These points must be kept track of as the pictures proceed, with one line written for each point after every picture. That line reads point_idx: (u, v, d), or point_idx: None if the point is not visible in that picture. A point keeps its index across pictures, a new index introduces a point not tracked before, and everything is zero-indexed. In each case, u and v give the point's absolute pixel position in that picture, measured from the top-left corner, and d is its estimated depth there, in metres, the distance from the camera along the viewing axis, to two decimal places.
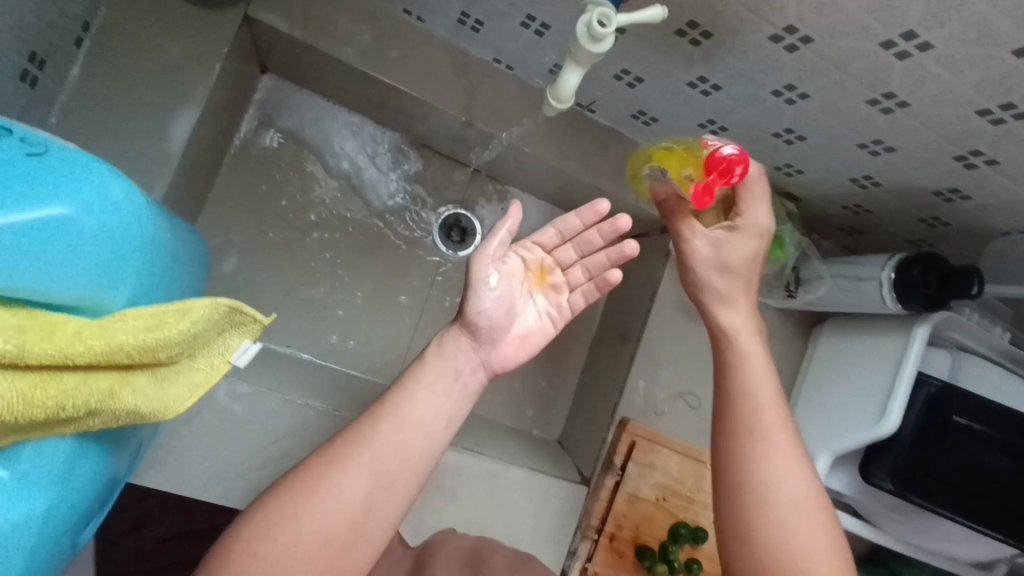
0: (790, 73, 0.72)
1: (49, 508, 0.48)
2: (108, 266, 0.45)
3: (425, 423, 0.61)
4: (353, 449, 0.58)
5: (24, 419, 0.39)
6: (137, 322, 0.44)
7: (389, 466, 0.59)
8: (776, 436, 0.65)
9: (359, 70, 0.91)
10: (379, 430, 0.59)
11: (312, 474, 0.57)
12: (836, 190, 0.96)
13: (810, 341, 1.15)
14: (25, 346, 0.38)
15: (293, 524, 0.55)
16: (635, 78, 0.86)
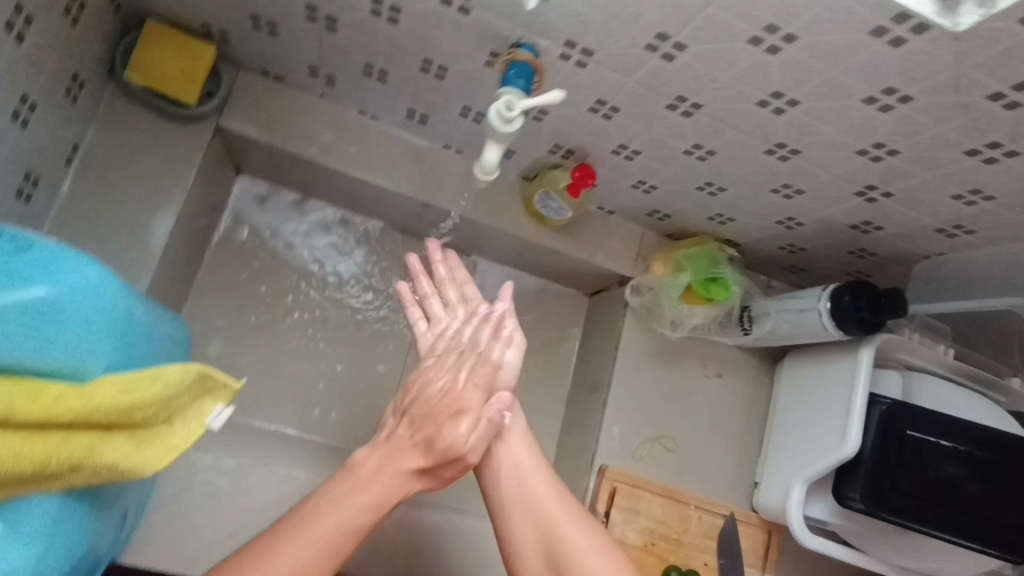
0: (693, 134, 0.82)
1: (36, 559, 0.51)
2: (92, 343, 0.52)
3: (361, 507, 0.68)
4: (310, 517, 0.65)
5: (15, 472, 0.46)
6: (115, 386, 0.51)
7: (331, 547, 0.65)
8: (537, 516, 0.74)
9: (325, 166, 1.03)
10: (335, 506, 0.67)
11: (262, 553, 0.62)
12: (768, 232, 1.05)
13: (775, 377, 1.21)
14: (15, 408, 0.45)
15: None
16: (567, 152, 0.96)
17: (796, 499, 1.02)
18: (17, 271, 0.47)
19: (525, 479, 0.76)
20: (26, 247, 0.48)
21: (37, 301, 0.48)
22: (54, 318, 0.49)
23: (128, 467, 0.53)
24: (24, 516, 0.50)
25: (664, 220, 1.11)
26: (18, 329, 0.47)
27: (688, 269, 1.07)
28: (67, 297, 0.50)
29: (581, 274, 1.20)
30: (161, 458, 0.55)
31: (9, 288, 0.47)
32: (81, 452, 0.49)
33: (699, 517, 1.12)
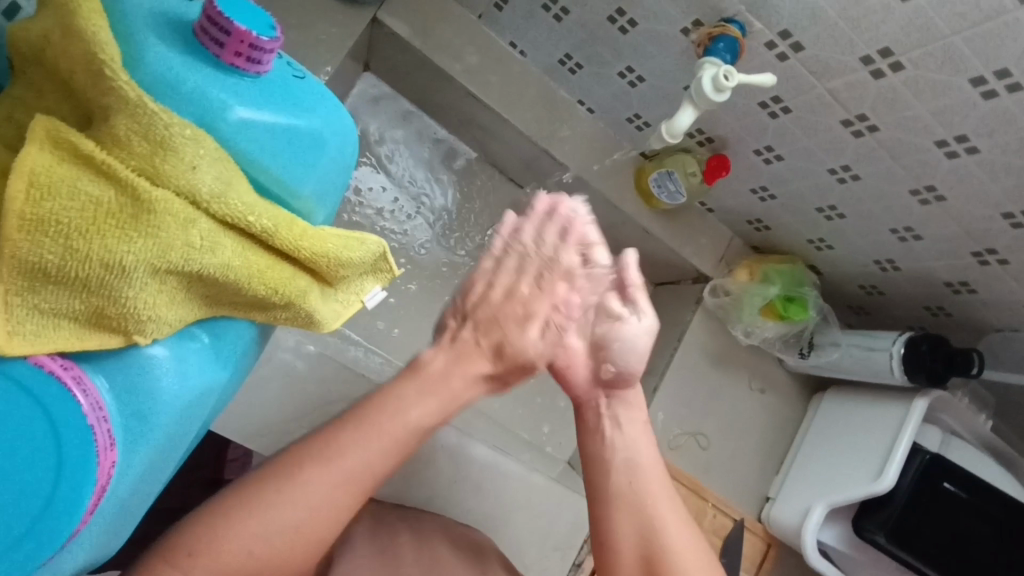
0: (850, 154, 0.84)
1: (224, 386, 0.51)
2: (329, 188, 0.52)
3: (436, 413, 0.59)
4: (362, 429, 0.56)
5: (249, 292, 0.46)
6: (339, 238, 0.51)
7: (379, 466, 0.56)
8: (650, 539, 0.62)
9: (463, 86, 1.01)
10: (388, 426, 0.57)
11: (315, 453, 0.54)
12: (859, 269, 1.08)
13: (809, 406, 1.24)
14: (276, 229, 0.45)
15: (286, 500, 0.52)
16: (706, 138, 0.97)
17: (815, 520, 1.05)
18: (294, 95, 0.47)
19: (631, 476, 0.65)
20: (303, 78, 0.49)
21: (302, 126, 0.47)
22: (315, 152, 0.49)
23: (314, 323, 0.53)
24: (226, 337, 0.49)
25: (759, 231, 1.14)
26: (272, 144, 0.46)
27: (776, 282, 1.10)
28: (328, 135, 0.49)
29: (660, 262, 1.21)
30: (334, 316, 0.57)
31: (287, 111, 0.46)
32: (298, 294, 0.48)
33: (712, 514, 1.13)
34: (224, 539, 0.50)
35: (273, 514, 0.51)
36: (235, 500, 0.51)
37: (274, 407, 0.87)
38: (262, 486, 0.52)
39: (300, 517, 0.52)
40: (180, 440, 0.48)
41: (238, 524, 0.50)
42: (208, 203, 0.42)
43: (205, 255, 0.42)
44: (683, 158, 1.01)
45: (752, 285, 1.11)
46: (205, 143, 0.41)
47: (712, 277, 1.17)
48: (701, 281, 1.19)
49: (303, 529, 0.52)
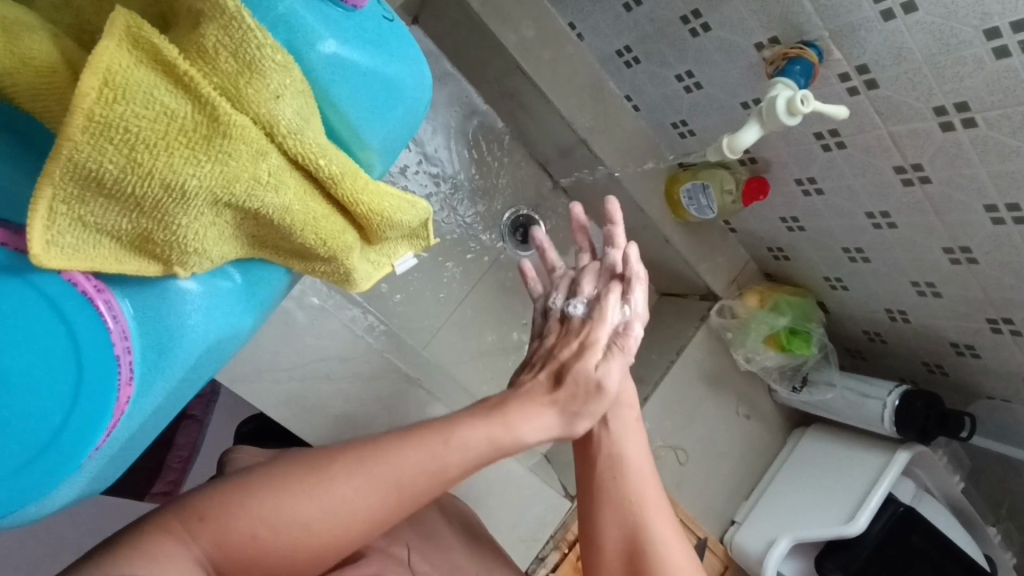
0: (893, 202, 0.83)
1: (247, 325, 0.51)
2: (396, 143, 0.50)
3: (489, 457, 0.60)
4: (411, 447, 0.57)
5: (297, 237, 0.45)
6: (394, 197, 0.49)
7: (419, 489, 0.57)
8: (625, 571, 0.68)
9: (514, 59, 0.97)
10: (446, 463, 0.58)
11: (353, 464, 0.56)
12: (869, 314, 1.08)
13: (789, 439, 1.25)
14: (341, 179, 0.44)
15: (322, 493, 0.55)
16: (749, 158, 0.96)
17: (779, 552, 1.05)
18: (380, 35, 0.45)
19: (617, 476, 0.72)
20: (391, 20, 0.47)
21: (382, 71, 0.45)
22: (393, 100, 0.47)
23: (354, 279, 0.52)
24: (255, 279, 0.50)
25: (778, 260, 1.13)
26: (350, 83, 0.44)
27: (786, 313, 1.09)
28: (407, 85, 0.47)
29: (673, 272, 1.20)
30: (374, 272, 0.55)
31: (372, 54, 0.44)
32: (344, 249, 0.48)
33: (679, 529, 1.12)
34: (246, 514, 0.53)
35: (297, 506, 0.54)
36: (269, 477, 0.55)
37: (267, 353, 0.83)
38: (294, 472, 0.55)
39: (331, 511, 0.55)
40: (194, 371, 0.48)
41: (268, 504, 0.53)
42: (282, 136, 0.41)
43: (267, 193, 0.42)
44: (715, 170, 1.00)
45: (760, 312, 1.11)
46: (292, 73, 0.40)
47: (722, 297, 1.16)
48: (709, 299, 1.18)
49: (335, 523, 0.55)
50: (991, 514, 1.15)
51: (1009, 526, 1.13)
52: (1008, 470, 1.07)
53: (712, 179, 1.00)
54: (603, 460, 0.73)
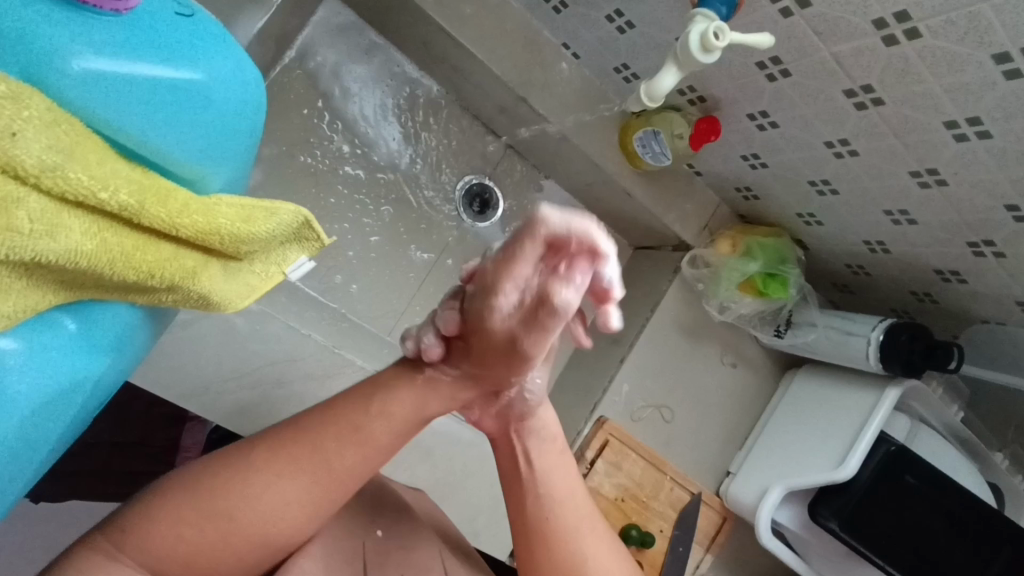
0: (849, 128, 0.76)
1: (99, 375, 0.47)
2: (227, 146, 0.48)
3: (343, 434, 0.55)
4: (301, 439, 0.55)
5: (115, 276, 0.42)
6: (233, 211, 0.46)
7: (316, 477, 0.54)
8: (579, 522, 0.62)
9: (434, 20, 0.91)
10: (369, 430, 0.56)
11: (246, 468, 0.53)
12: (847, 247, 1.02)
13: (780, 383, 1.21)
14: (144, 205, 0.41)
15: (226, 507, 0.52)
16: (697, 97, 0.89)
17: (773, 500, 1.03)
18: (170, 42, 0.43)
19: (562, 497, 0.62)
20: (185, 18, 0.44)
21: (177, 80, 0.43)
22: (198, 109, 0.44)
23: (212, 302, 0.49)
24: (95, 323, 0.46)
25: (747, 200, 1.07)
26: (138, 104, 0.41)
27: (758, 257, 1.02)
28: (213, 90, 0.45)
29: (641, 224, 1.15)
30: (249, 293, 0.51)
31: (162, 59, 0.42)
32: (179, 275, 0.45)
33: (669, 487, 1.10)
34: (150, 539, 0.50)
35: (231, 510, 0.52)
36: (195, 480, 0.53)
37: (210, 367, 0.81)
38: (187, 484, 0.52)
39: (234, 528, 0.52)
40: (43, 432, 0.44)
41: (174, 523, 0.50)
42: (36, 177, 0.36)
43: (41, 242, 0.37)
44: (662, 110, 0.94)
45: (734, 259, 1.05)
46: (28, 103, 0.36)
47: (693, 246, 1.10)
48: (682, 249, 1.12)
49: (261, 523, 0.52)
50: (998, 439, 1.09)
51: (1016, 450, 1.07)
52: (1007, 394, 1.02)
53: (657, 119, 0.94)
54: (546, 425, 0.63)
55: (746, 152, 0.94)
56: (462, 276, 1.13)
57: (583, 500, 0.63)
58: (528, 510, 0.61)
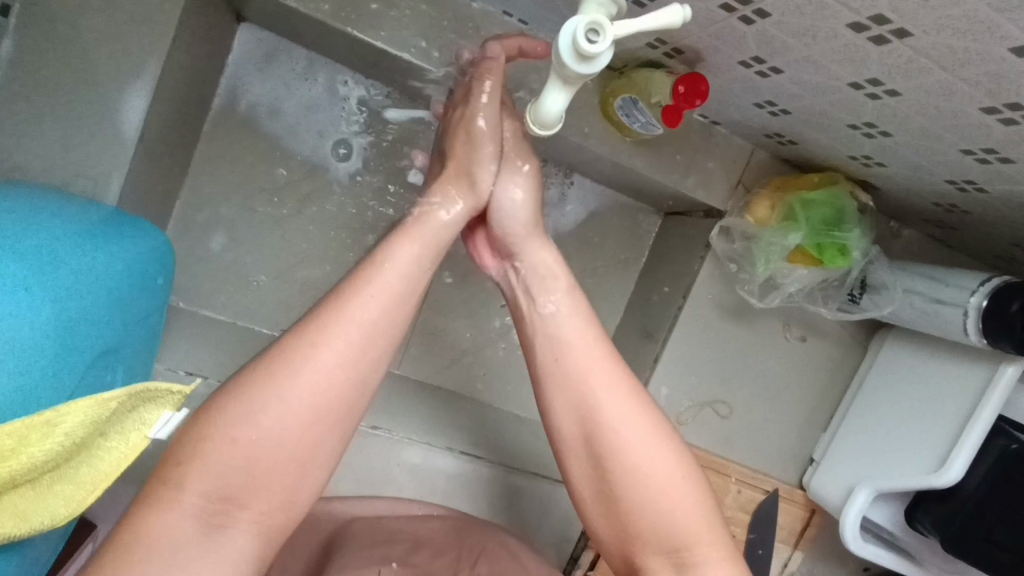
0: (875, 67, 0.53)
1: None
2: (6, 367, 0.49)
3: (426, 259, 0.62)
4: (359, 293, 0.57)
5: None
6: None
7: (379, 327, 0.57)
8: (600, 397, 0.62)
9: (340, 30, 0.75)
10: (332, 326, 0.55)
11: (303, 338, 0.54)
12: (926, 187, 0.76)
13: (869, 348, 0.99)
14: None
15: (284, 385, 0.52)
16: (672, 50, 0.67)
17: (860, 504, 0.84)
18: None
19: (575, 354, 0.64)
20: None
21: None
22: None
23: (18, 532, 0.44)
24: None
25: (784, 145, 0.83)
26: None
27: (801, 226, 0.81)
28: None
29: (659, 194, 0.95)
30: (78, 498, 0.46)
31: None
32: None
33: (736, 489, 0.96)
34: (218, 436, 0.50)
35: (260, 414, 0.51)
36: (210, 419, 0.51)
37: None
38: (226, 398, 0.52)
39: (298, 401, 0.52)
40: None
41: (237, 411, 0.51)
42: None
43: None
44: (638, 70, 0.73)
45: (772, 227, 0.83)
46: None
47: (724, 213, 0.88)
48: (712, 216, 0.91)
49: (303, 416, 0.53)
50: None
51: None
52: None
53: (631, 82, 0.74)
54: (552, 336, 0.65)
55: (760, 100, 0.71)
56: (465, 289, 1.03)
57: (603, 360, 0.64)
58: (549, 375, 0.64)
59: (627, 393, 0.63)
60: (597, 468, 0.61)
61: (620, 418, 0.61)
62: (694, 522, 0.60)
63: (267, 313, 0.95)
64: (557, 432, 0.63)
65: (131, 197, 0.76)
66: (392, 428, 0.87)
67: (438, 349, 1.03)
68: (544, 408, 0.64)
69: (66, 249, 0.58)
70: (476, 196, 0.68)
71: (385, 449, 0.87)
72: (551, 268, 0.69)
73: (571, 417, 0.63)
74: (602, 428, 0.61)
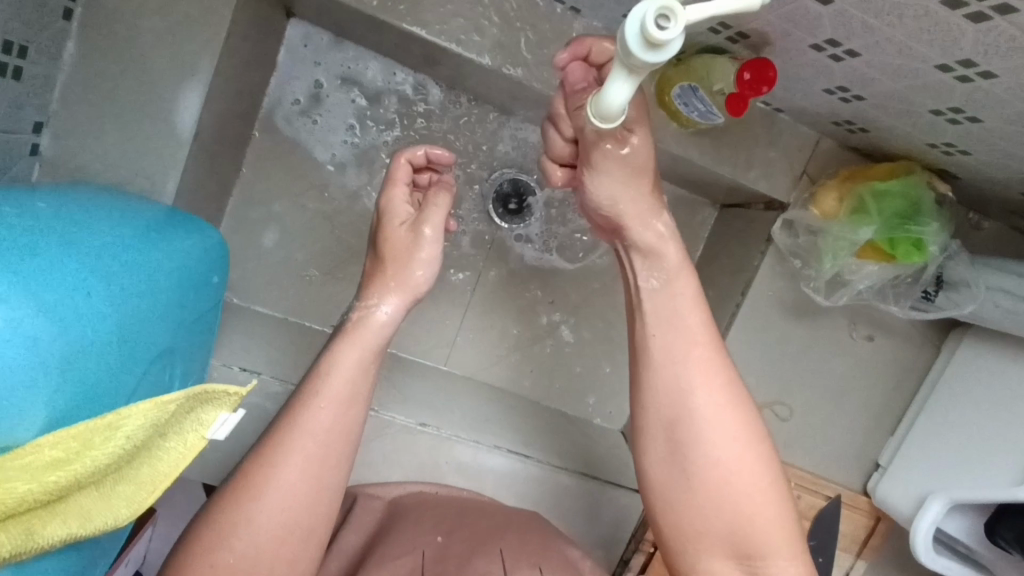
0: (969, 46, 0.49)
1: None
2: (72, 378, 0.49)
3: (370, 361, 0.63)
4: (311, 403, 0.59)
5: None
6: (58, 450, 0.40)
7: (335, 434, 0.59)
8: (699, 382, 0.61)
9: (390, 24, 0.74)
10: (291, 440, 0.57)
11: (263, 462, 0.56)
12: (1016, 176, 0.70)
13: (943, 348, 0.93)
14: None
15: (256, 504, 0.55)
16: (736, 34, 0.64)
17: (933, 517, 0.79)
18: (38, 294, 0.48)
19: (677, 333, 0.63)
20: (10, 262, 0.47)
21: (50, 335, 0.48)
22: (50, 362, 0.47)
23: (84, 533, 0.44)
24: None
25: (854, 133, 0.78)
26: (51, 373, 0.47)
27: (873, 220, 0.76)
28: (46, 335, 0.47)
29: (716, 186, 0.91)
30: (140, 499, 0.47)
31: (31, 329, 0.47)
32: (13, 546, 0.40)
33: (796, 495, 0.92)
34: (200, 567, 0.53)
35: (240, 535, 0.54)
36: (188, 548, 0.54)
37: None
38: (200, 531, 0.55)
39: (277, 512, 0.55)
40: None
41: (213, 544, 0.53)
42: None
43: None
44: (693, 57, 0.70)
45: (840, 220, 0.78)
46: None
47: (787, 206, 0.84)
48: (774, 209, 0.87)
49: (283, 524, 0.55)
50: None
51: None
52: None
53: (687, 71, 0.71)
54: (658, 311, 0.64)
55: (832, 86, 0.66)
56: (513, 284, 1.02)
57: (702, 339, 0.63)
58: (651, 350, 0.63)
59: (725, 383, 0.62)
60: (678, 457, 0.61)
61: (714, 409, 0.61)
62: (774, 524, 0.59)
63: (318, 308, 0.96)
64: (646, 410, 0.63)
65: (187, 196, 0.77)
66: (440, 425, 0.87)
67: (485, 345, 1.02)
68: (638, 381, 0.64)
69: (130, 248, 0.59)
70: (410, 285, 0.68)
71: (433, 446, 0.85)
72: (663, 241, 0.65)
73: (664, 400, 0.62)
74: (696, 416, 0.60)
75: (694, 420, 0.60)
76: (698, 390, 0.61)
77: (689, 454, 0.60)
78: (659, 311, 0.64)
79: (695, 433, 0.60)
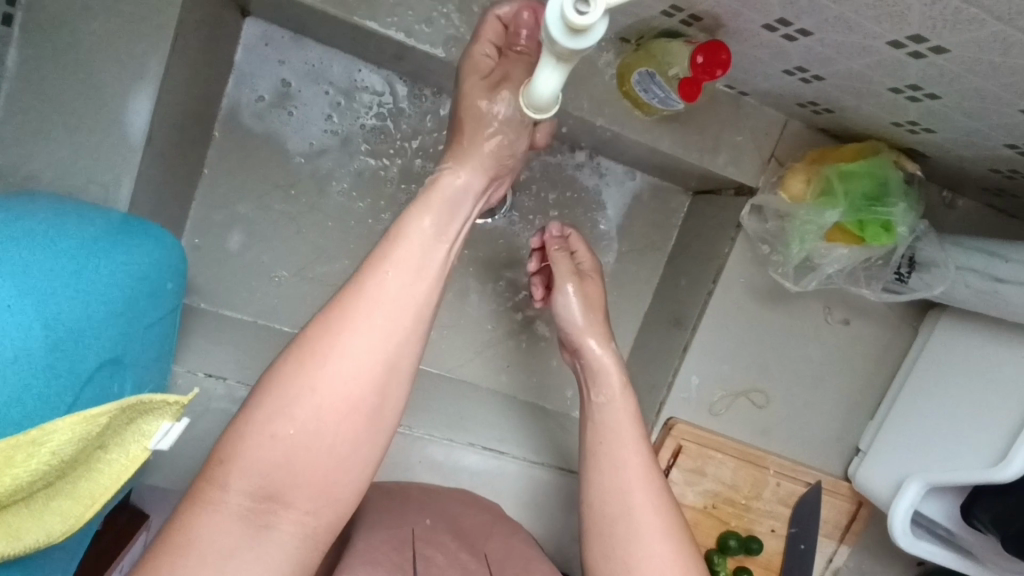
0: (917, 21, 0.47)
1: None
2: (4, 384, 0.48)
3: (442, 240, 0.61)
4: (377, 275, 0.58)
5: None
6: None
7: (404, 308, 0.57)
8: (636, 485, 0.66)
9: (342, 18, 0.73)
10: (358, 311, 0.56)
11: (325, 330, 0.56)
12: (982, 153, 0.69)
13: (920, 330, 0.92)
14: None
15: (320, 371, 0.54)
16: (689, 17, 0.62)
17: (910, 500, 0.78)
18: None
19: (620, 444, 0.69)
20: None
21: None
22: None
23: (12, 551, 0.43)
24: None
25: (820, 114, 0.76)
26: None
27: (840, 202, 0.75)
28: None
29: (686, 172, 0.90)
30: (76, 514, 0.46)
31: None
32: None
33: (775, 483, 0.92)
34: (259, 432, 0.53)
35: (301, 407, 0.53)
36: (249, 415, 0.54)
37: None
38: (260, 402, 0.54)
39: (341, 385, 0.54)
40: None
41: (270, 412, 0.53)
42: None
43: None
44: (653, 41, 0.69)
45: (808, 204, 0.77)
46: None
47: (756, 191, 0.83)
48: (744, 194, 0.85)
49: (346, 398, 0.54)
50: None
51: None
52: None
53: (648, 56, 0.69)
54: (602, 435, 0.70)
55: (790, 67, 0.65)
56: (486, 278, 1.01)
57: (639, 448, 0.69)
58: (599, 459, 0.69)
59: (658, 493, 0.66)
60: (612, 555, 0.64)
61: (645, 511, 0.64)
62: None
63: (288, 310, 0.95)
64: (589, 506, 0.67)
65: (143, 201, 0.76)
66: (412, 424, 0.86)
67: (460, 341, 1.01)
68: (584, 482, 0.69)
69: (80, 258, 0.58)
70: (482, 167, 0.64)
71: (405, 445, 0.84)
72: (606, 367, 0.74)
73: (605, 499, 0.66)
74: (630, 513, 0.64)
75: (628, 516, 0.64)
76: (632, 495, 0.65)
77: (622, 548, 0.63)
78: (604, 430, 0.71)
79: (627, 531, 0.64)
